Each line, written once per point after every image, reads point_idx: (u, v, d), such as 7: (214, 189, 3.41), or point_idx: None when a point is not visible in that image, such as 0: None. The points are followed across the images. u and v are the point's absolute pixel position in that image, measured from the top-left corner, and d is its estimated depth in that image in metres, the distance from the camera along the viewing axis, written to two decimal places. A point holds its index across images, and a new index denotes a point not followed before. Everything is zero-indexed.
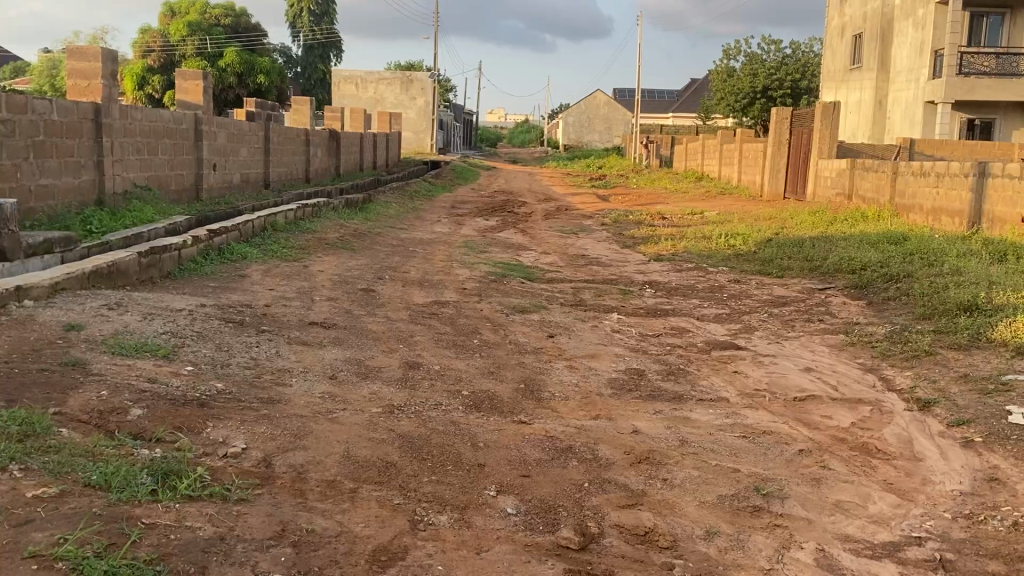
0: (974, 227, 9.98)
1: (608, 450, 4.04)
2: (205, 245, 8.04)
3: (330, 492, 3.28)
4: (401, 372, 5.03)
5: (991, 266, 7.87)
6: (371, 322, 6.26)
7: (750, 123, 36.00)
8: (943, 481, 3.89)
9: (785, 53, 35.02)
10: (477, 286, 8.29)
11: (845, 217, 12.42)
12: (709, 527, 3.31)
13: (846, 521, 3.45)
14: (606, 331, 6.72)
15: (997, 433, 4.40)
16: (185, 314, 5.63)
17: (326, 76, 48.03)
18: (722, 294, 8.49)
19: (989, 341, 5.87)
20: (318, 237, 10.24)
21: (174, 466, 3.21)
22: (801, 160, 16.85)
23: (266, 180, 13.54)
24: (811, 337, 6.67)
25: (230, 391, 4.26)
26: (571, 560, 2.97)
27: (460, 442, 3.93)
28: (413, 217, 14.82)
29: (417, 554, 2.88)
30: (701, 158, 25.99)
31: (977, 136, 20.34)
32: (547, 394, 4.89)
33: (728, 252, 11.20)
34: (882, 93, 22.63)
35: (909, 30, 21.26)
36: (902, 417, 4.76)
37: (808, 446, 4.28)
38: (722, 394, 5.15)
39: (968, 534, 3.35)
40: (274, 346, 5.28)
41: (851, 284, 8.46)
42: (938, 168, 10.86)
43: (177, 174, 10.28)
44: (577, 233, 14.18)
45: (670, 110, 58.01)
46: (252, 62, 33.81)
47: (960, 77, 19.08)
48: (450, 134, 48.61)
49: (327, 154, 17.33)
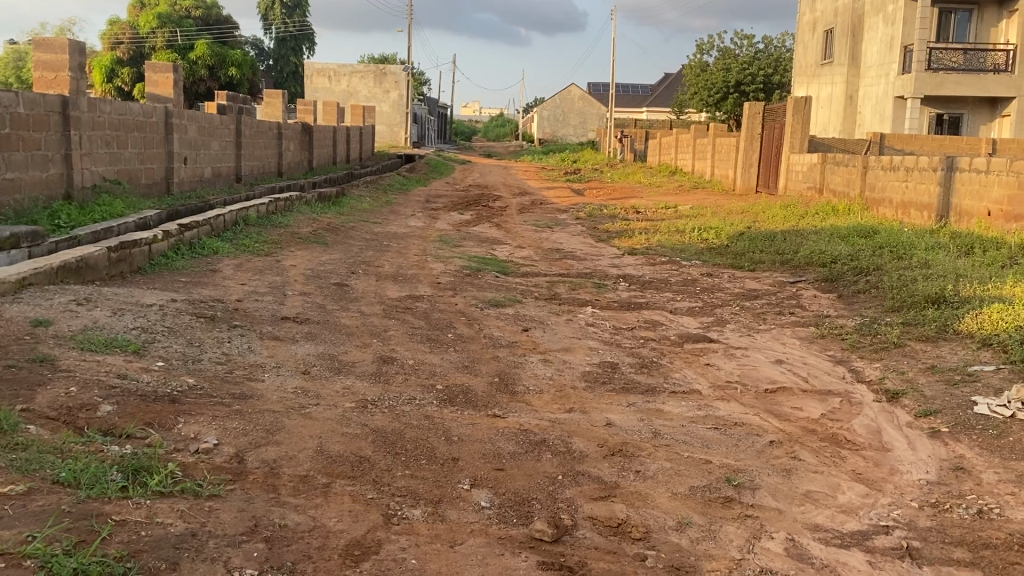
0: (942, 220, 10.12)
1: (581, 443, 4.06)
2: (176, 240, 7.95)
3: (303, 487, 3.27)
4: (374, 366, 5.02)
5: (958, 259, 7.99)
6: (344, 317, 6.24)
7: (722, 118, 36.18)
8: (910, 470, 3.95)
9: (757, 48, 35.27)
10: (451, 280, 8.27)
11: (816, 211, 12.54)
12: (681, 518, 3.34)
13: (816, 511, 3.50)
14: (580, 325, 6.75)
15: (963, 423, 4.48)
16: (155, 309, 5.58)
17: (299, 69, 47.74)
18: (694, 288, 8.55)
19: (956, 333, 5.97)
20: (291, 231, 10.17)
21: (145, 462, 3.18)
22: (773, 154, 16.98)
23: (237, 174, 13.42)
24: (782, 330, 6.74)
25: (201, 387, 4.23)
26: (544, 553, 2.98)
27: (433, 435, 3.94)
28: (387, 211, 14.75)
29: (390, 548, 2.88)
30: (675, 152, 26.11)
31: (945, 131, 20.61)
32: (522, 387, 4.91)
33: (701, 245, 11.28)
34: (852, 88, 22.89)
35: (879, 25, 21.46)
36: (871, 408, 4.83)
37: (778, 437, 4.34)
38: (694, 386, 5.19)
39: (934, 522, 3.41)
40: (246, 341, 5.24)
41: (821, 277, 8.54)
42: (907, 162, 11.00)
43: (147, 167, 10.15)
44: (551, 226, 14.20)
45: (644, 105, 58.19)
46: (223, 54, 33.47)
47: (928, 72, 19.36)
48: (424, 128, 48.45)
49: (300, 148, 17.21)
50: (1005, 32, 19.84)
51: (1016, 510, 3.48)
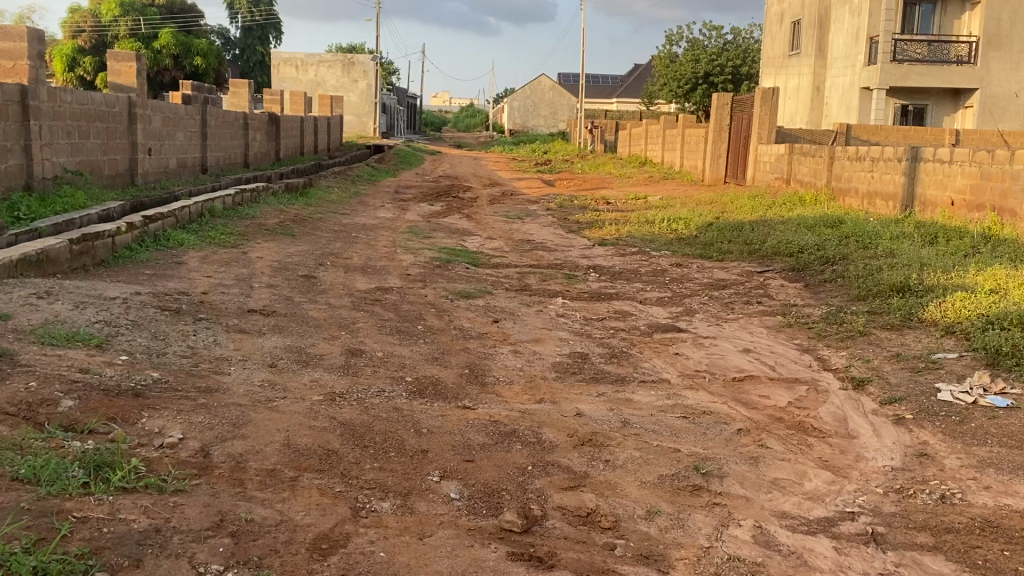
0: (907, 210, 10.25)
1: (551, 433, 4.05)
2: (140, 232, 7.83)
3: (269, 481, 3.23)
4: (343, 359, 4.97)
5: (923, 248, 8.12)
6: (311, 309, 6.19)
7: (692, 109, 36.41)
8: (875, 457, 4.00)
9: (725, 39, 35.51)
10: (421, 271, 8.23)
11: (783, 201, 12.65)
12: (650, 507, 3.35)
13: (782, 498, 3.53)
14: (551, 315, 6.75)
15: (927, 410, 4.55)
16: (118, 302, 5.49)
17: (265, 59, 47.35)
18: (663, 278, 8.57)
19: (920, 321, 6.05)
20: (257, 223, 10.05)
21: (107, 457, 3.13)
22: (741, 144, 17.10)
23: (203, 165, 13.22)
24: (750, 319, 6.80)
25: (165, 380, 4.17)
26: (513, 544, 2.98)
27: (403, 428, 3.91)
28: (355, 202, 14.64)
29: (358, 541, 2.86)
30: (645, 143, 26.19)
31: (910, 122, 20.90)
32: (492, 378, 4.90)
33: (670, 235, 11.33)
34: (819, 79, 23.12)
35: (845, 17, 21.66)
36: (837, 396, 4.88)
37: (746, 425, 4.37)
38: (663, 375, 5.23)
39: (898, 507, 3.45)
40: (212, 334, 5.17)
41: (789, 267, 8.60)
42: (873, 153, 11.13)
43: (110, 158, 9.97)
44: (522, 217, 14.18)
45: (613, 96, 58.38)
46: (187, 43, 33.07)
47: (893, 63, 19.58)
48: (393, 118, 48.12)
49: (266, 138, 17.01)
50: (968, 25, 20.04)
51: (977, 494, 3.54)
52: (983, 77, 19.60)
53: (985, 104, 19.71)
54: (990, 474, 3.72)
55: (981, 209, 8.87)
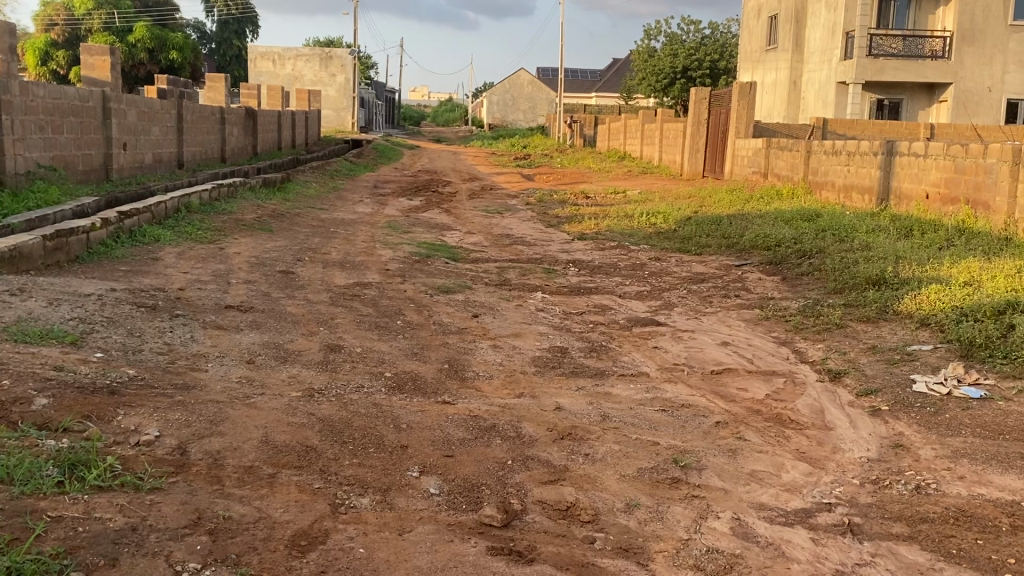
0: (883, 203, 10.35)
1: (530, 427, 4.06)
2: (115, 228, 7.74)
3: (248, 478, 3.21)
4: (322, 355, 4.96)
5: (899, 241, 8.20)
6: (289, 305, 6.15)
7: (670, 103, 36.54)
8: (851, 449, 4.04)
9: (703, 34, 35.66)
10: (400, 266, 8.20)
11: (761, 195, 12.72)
12: (629, 500, 3.37)
13: (760, 490, 3.56)
14: (530, 310, 6.76)
15: (902, 401, 4.60)
16: (93, 299, 5.44)
17: (242, 52, 46.99)
18: (642, 272, 8.60)
19: (896, 313, 6.11)
20: (234, 218, 9.97)
21: (82, 456, 3.09)
22: (719, 138, 17.18)
23: (179, 160, 13.09)
24: (728, 312, 6.83)
25: (142, 377, 4.13)
26: (493, 538, 2.98)
27: (382, 424, 3.90)
28: (333, 197, 14.57)
29: (337, 537, 2.85)
30: (623, 137, 26.26)
31: (886, 116, 21.21)
32: (471, 373, 4.90)
33: (649, 230, 11.38)
34: (796, 73, 23.28)
35: (822, 11, 21.79)
36: (814, 387, 4.92)
37: (724, 418, 4.40)
38: (642, 368, 5.25)
39: (874, 498, 3.49)
40: (188, 331, 5.13)
41: (766, 260, 8.67)
42: (849, 147, 11.23)
43: (84, 153, 9.85)
44: (501, 212, 14.18)
45: (592, 91, 58.50)
46: (163, 37, 32.72)
47: (869, 58, 19.77)
48: (371, 112, 47.93)
49: (243, 133, 16.88)
50: (942, 20, 20.13)
51: (951, 484, 3.58)
52: (957, 71, 19.75)
53: (959, 98, 19.87)
54: (964, 465, 3.77)
55: (955, 202, 8.96)
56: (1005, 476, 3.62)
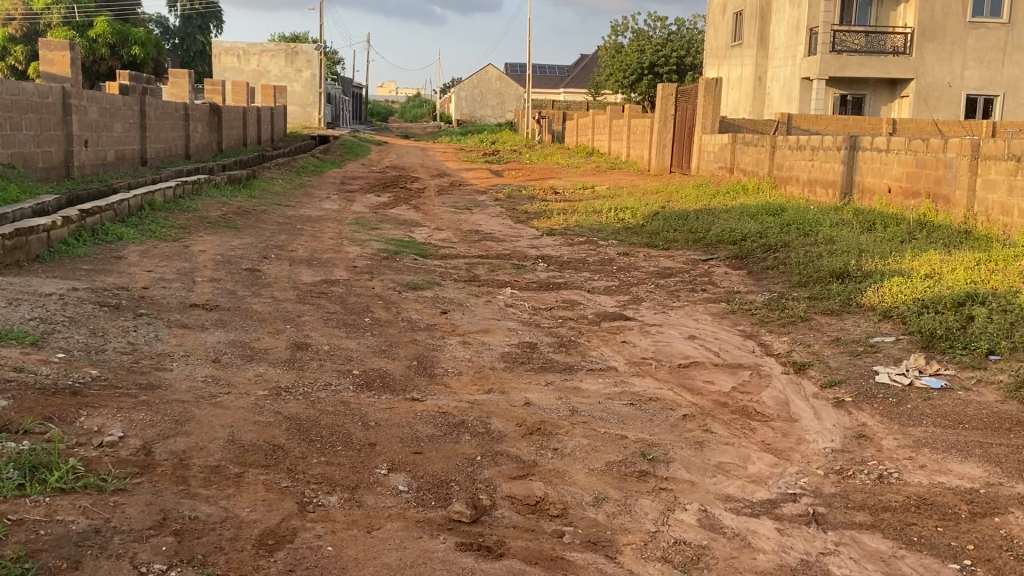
0: (846, 197, 10.50)
1: (499, 423, 4.07)
2: (77, 226, 7.62)
3: (214, 478, 3.18)
4: (289, 353, 4.93)
5: (862, 235, 8.33)
6: (256, 303, 6.09)
7: (637, 100, 36.74)
8: (816, 439, 4.10)
9: (670, 31, 35.97)
10: (368, 264, 8.16)
11: (727, 190, 12.85)
12: (598, 493, 3.39)
13: (727, 481, 3.60)
14: (499, 306, 6.75)
15: (865, 392, 4.68)
16: (54, 298, 5.35)
17: (206, 48, 46.43)
18: (611, 267, 8.65)
19: (859, 306, 6.19)
20: (199, 216, 9.85)
21: (43, 458, 3.04)
22: (686, 134, 17.30)
23: (142, 157, 12.90)
24: (695, 306, 6.90)
25: (105, 377, 4.08)
26: (462, 534, 2.98)
27: (351, 422, 3.88)
28: (300, 194, 14.45)
29: (305, 536, 2.84)
30: (591, 134, 26.34)
31: (849, 111, 21.47)
32: (440, 370, 4.89)
33: (618, 225, 11.42)
34: (761, 69, 23.50)
35: (786, 8, 22.04)
36: (779, 379, 4.98)
37: (691, 411, 4.44)
38: (611, 362, 5.28)
39: (838, 488, 3.55)
40: (153, 329, 5.07)
41: (733, 254, 8.74)
42: (813, 142, 11.38)
43: (44, 150, 9.68)
44: (470, 208, 14.16)
45: (560, 87, 58.69)
46: (125, 33, 32.21)
47: (832, 54, 20.01)
48: (338, 108, 47.55)
49: (208, 129, 16.67)
50: (903, 16, 20.44)
51: (913, 473, 3.65)
52: (918, 67, 20.05)
53: (920, 93, 20.18)
54: (925, 454, 3.84)
55: (916, 196, 9.10)
56: (964, 464, 3.70)
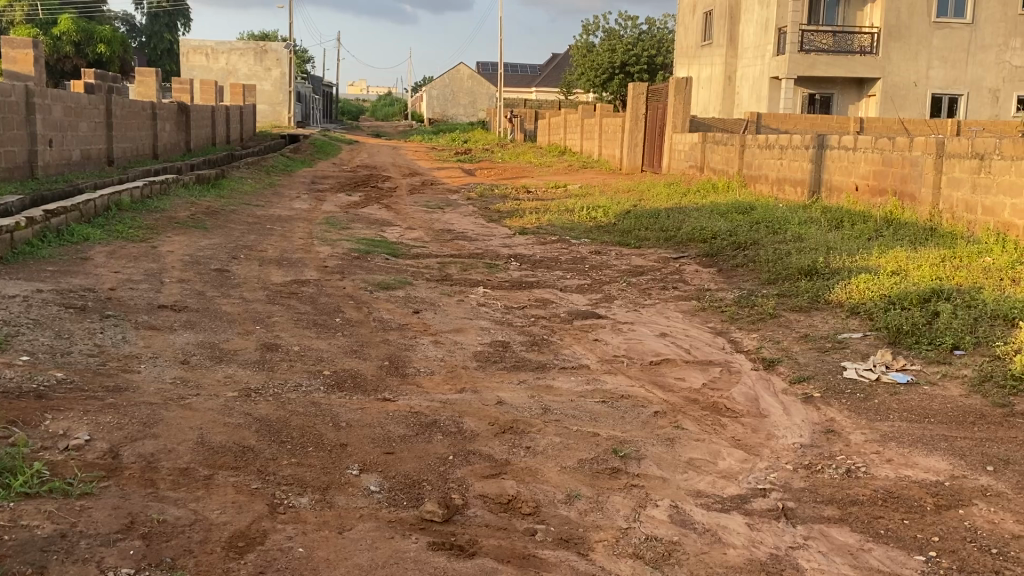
0: (814, 196, 10.62)
1: (472, 422, 4.06)
2: (42, 226, 7.52)
3: (183, 481, 3.15)
4: (259, 354, 4.88)
5: (829, 232, 8.43)
6: (225, 304, 6.03)
7: (609, 99, 36.83)
8: (785, 435, 4.14)
9: (640, 30, 36.12)
10: (339, 263, 8.12)
11: (697, 188, 12.94)
12: (570, 491, 3.40)
13: (698, 478, 3.63)
14: (472, 305, 6.74)
15: (834, 387, 4.73)
16: (18, 300, 5.27)
17: (173, 46, 45.92)
18: (582, 266, 8.67)
19: (827, 302, 6.26)
20: (166, 216, 9.74)
21: (6, 463, 3.00)
22: (657, 133, 17.39)
23: (108, 156, 12.72)
24: (666, 304, 6.94)
25: (71, 380, 4.02)
26: (434, 533, 2.98)
27: (322, 423, 3.86)
28: (270, 193, 14.33)
29: (275, 537, 2.82)
30: (563, 133, 26.38)
31: (817, 110, 21.70)
32: (412, 370, 4.87)
33: (590, 223, 11.45)
34: (731, 68, 23.69)
35: (755, 8, 22.24)
36: (748, 376, 5.03)
37: (662, 408, 4.46)
38: (583, 360, 5.30)
39: (807, 483, 3.58)
40: (121, 331, 5.02)
41: (703, 253, 8.80)
42: (781, 141, 11.48)
43: (7, 150, 9.52)
44: (442, 207, 14.13)
45: (532, 86, 58.72)
46: (90, 30, 31.75)
47: (801, 53, 20.22)
48: (308, 107, 47.17)
49: (176, 128, 16.48)
50: (870, 16, 20.70)
51: (879, 467, 3.70)
52: (885, 67, 20.31)
53: (887, 92, 20.44)
54: (891, 448, 3.90)
55: (883, 194, 9.22)
56: (929, 458, 3.76)
